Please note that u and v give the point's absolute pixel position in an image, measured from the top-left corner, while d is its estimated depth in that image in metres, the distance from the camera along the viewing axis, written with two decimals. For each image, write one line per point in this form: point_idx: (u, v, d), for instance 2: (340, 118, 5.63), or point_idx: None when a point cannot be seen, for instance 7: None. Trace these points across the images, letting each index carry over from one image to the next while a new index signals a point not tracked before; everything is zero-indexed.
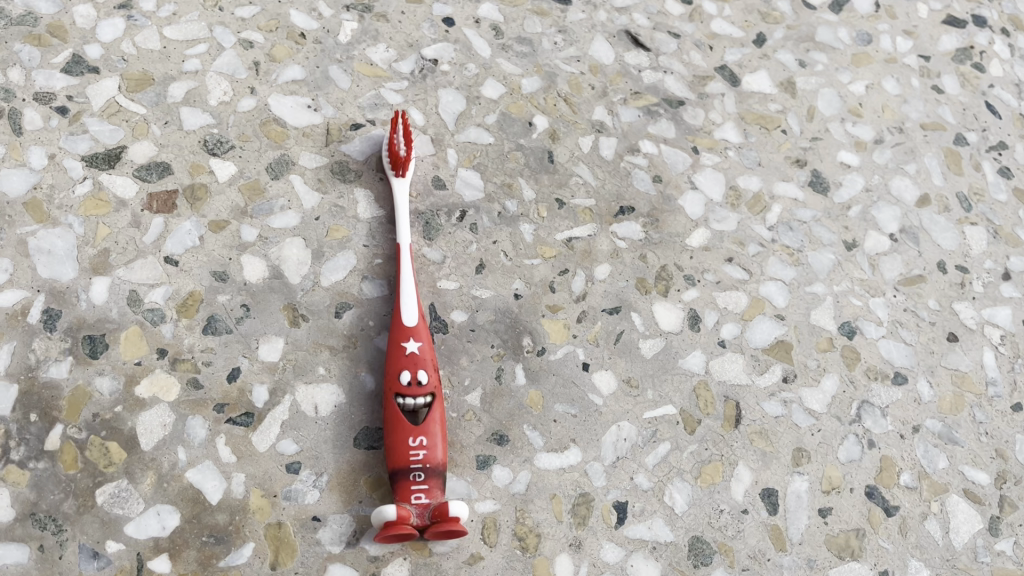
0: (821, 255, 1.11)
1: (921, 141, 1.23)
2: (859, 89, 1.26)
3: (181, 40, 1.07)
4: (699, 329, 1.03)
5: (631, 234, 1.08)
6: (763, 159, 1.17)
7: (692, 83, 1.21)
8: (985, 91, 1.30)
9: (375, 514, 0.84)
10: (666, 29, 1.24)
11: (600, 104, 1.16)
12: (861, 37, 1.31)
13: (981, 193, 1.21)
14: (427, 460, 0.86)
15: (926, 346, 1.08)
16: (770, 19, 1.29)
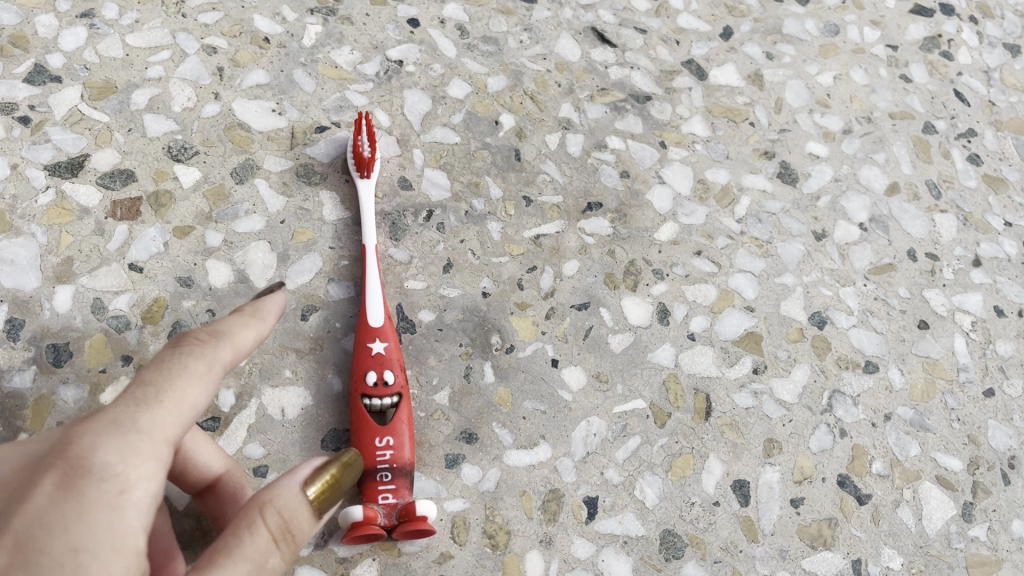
0: (790, 246, 1.11)
1: (890, 131, 1.23)
2: (827, 80, 1.26)
3: (144, 48, 1.07)
4: (668, 323, 1.03)
5: (599, 229, 1.08)
6: (731, 151, 1.17)
7: (659, 78, 1.21)
8: (953, 79, 1.30)
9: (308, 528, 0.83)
10: (632, 25, 1.24)
11: (567, 101, 1.16)
12: (828, 29, 1.31)
13: (951, 180, 1.21)
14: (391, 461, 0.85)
15: (897, 334, 1.08)
16: (736, 12, 1.29)
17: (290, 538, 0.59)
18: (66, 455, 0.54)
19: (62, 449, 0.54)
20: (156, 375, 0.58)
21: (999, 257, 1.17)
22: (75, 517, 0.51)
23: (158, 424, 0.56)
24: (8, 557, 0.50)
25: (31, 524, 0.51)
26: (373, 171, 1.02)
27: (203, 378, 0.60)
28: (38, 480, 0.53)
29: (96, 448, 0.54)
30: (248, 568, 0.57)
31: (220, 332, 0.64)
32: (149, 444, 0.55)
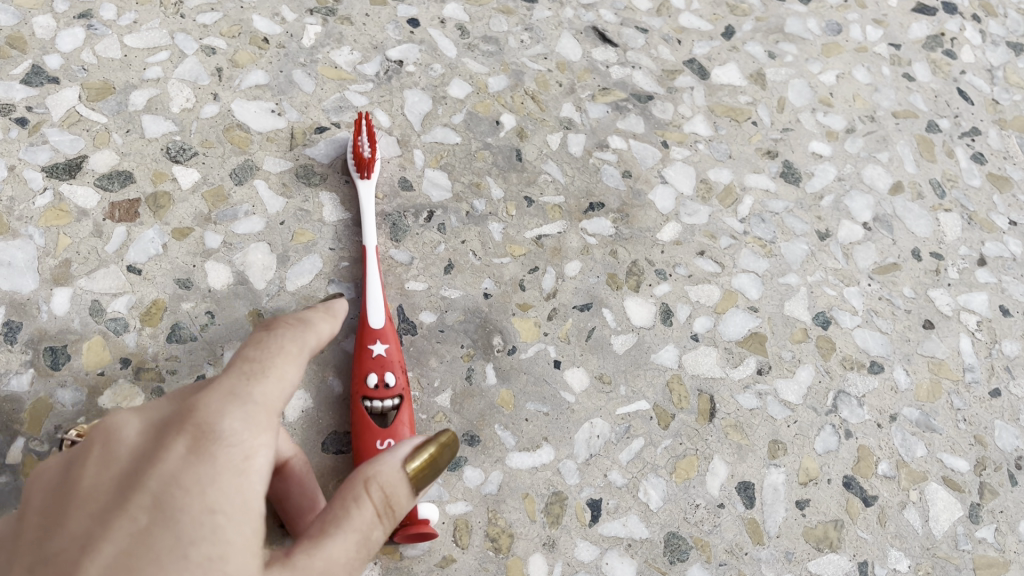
0: (793, 246, 1.10)
1: (893, 129, 1.22)
2: (830, 79, 1.25)
3: (142, 48, 1.06)
4: (672, 323, 1.02)
5: (601, 230, 1.07)
6: (733, 151, 1.16)
7: (660, 77, 1.20)
8: (957, 77, 1.30)
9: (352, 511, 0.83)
10: (633, 24, 1.24)
11: (568, 101, 1.15)
12: (830, 27, 1.30)
13: (955, 179, 1.20)
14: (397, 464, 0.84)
15: (902, 334, 1.07)
16: (738, 11, 1.28)
17: (392, 508, 0.57)
18: (192, 421, 0.54)
19: (184, 417, 0.55)
20: (258, 352, 0.59)
21: (1004, 256, 1.16)
22: (211, 479, 0.52)
23: (268, 396, 0.58)
24: (146, 516, 0.50)
25: (166, 484, 0.51)
26: (373, 171, 1.01)
27: (296, 358, 0.61)
28: (166, 444, 0.53)
29: (221, 417, 0.55)
30: (355, 540, 0.56)
31: (303, 320, 0.65)
32: (268, 419, 0.56)
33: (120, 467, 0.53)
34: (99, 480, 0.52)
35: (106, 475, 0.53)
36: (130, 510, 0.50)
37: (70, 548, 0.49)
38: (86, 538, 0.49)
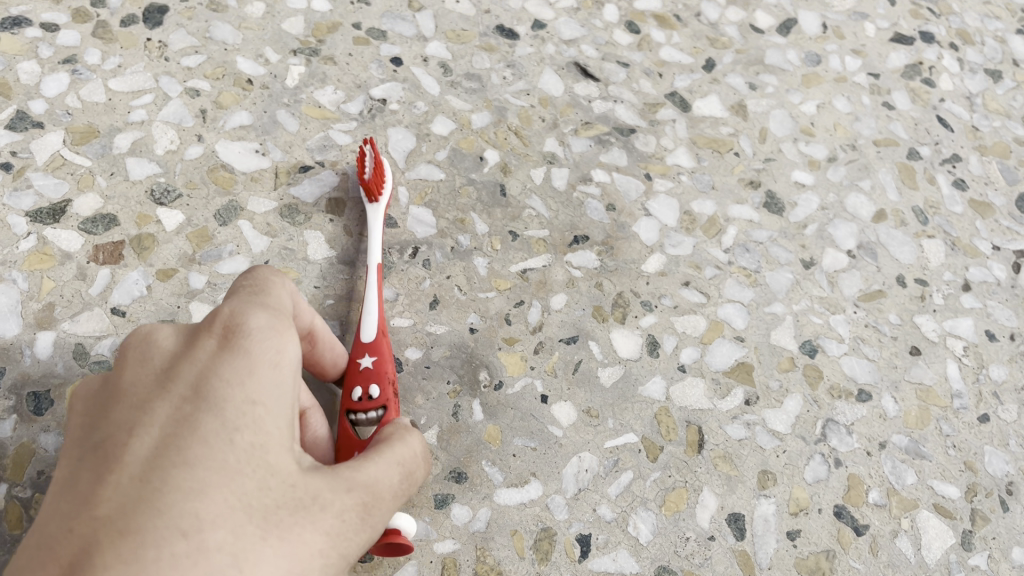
0: (778, 275, 1.11)
1: (875, 157, 1.23)
2: (810, 109, 1.26)
3: (127, 92, 1.07)
4: (658, 354, 1.02)
5: (586, 262, 1.07)
6: (716, 182, 1.17)
7: (642, 111, 1.21)
8: (936, 105, 1.31)
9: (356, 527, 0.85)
10: (615, 59, 1.25)
11: (551, 135, 1.16)
12: (810, 58, 1.32)
13: (937, 206, 1.20)
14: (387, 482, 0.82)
15: (889, 361, 1.07)
16: (718, 44, 1.30)
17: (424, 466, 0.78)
18: (221, 321, 0.68)
19: (214, 316, 0.68)
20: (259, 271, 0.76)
21: (989, 281, 1.16)
22: (249, 369, 0.64)
23: (277, 301, 0.73)
24: (189, 405, 0.60)
25: (205, 374, 0.63)
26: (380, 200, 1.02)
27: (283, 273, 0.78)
28: (200, 344, 0.66)
29: (249, 315, 0.68)
30: (395, 467, 0.71)
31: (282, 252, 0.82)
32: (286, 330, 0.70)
33: (156, 363, 0.64)
34: (138, 376, 0.63)
35: (146, 367, 0.64)
36: (173, 398, 0.61)
37: (116, 434, 0.58)
38: (132, 425, 0.59)
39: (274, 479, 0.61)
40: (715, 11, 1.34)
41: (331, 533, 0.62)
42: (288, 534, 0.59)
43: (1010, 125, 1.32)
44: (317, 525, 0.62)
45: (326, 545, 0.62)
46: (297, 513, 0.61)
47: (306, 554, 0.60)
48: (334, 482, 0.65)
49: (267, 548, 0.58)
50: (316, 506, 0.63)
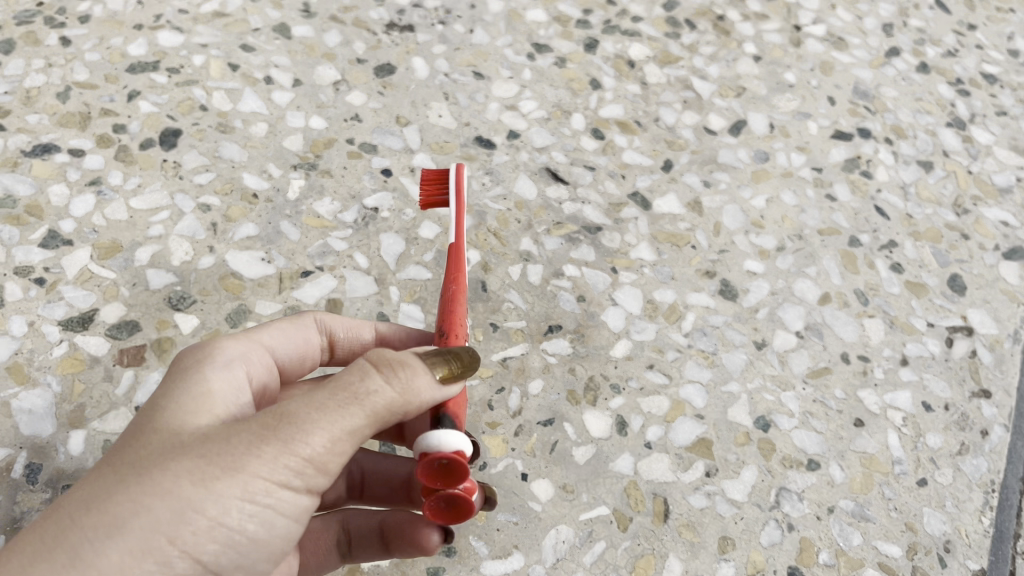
0: (733, 356, 1.23)
1: (819, 245, 1.36)
2: (760, 203, 1.40)
3: (146, 209, 1.20)
4: (626, 433, 1.13)
5: (560, 350, 1.19)
6: (675, 273, 1.30)
7: (608, 210, 1.35)
8: (874, 196, 1.44)
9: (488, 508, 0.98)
10: (582, 163, 1.39)
11: (526, 235, 1.30)
12: (758, 156, 1.46)
13: (876, 289, 1.33)
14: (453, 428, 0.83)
15: (836, 433, 1.18)
16: (675, 146, 1.44)
17: (403, 383, 0.77)
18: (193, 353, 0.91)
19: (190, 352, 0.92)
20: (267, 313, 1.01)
21: (924, 355, 1.27)
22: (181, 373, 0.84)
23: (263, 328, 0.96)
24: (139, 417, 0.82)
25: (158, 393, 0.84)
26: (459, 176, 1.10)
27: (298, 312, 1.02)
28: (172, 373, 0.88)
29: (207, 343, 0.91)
30: (331, 389, 0.75)
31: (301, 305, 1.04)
32: (245, 344, 0.91)
33: None
34: None
35: None
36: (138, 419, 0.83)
37: None
38: None
39: (159, 437, 0.76)
40: (672, 115, 1.48)
41: (208, 461, 0.72)
42: (151, 472, 0.72)
43: (941, 210, 1.45)
44: (194, 460, 0.73)
45: (195, 467, 0.72)
46: (167, 454, 0.74)
47: (168, 483, 0.71)
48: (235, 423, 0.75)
49: (123, 486, 0.72)
50: (199, 446, 0.74)
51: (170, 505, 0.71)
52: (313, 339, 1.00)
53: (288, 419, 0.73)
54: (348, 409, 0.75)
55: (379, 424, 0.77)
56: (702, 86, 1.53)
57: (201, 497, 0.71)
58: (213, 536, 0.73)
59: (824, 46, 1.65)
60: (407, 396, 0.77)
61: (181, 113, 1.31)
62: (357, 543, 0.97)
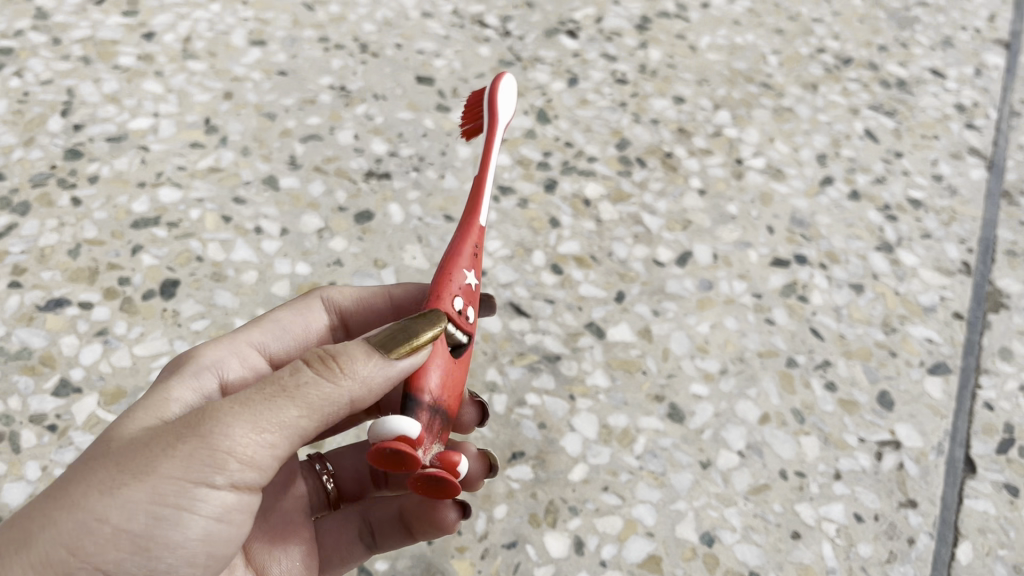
0: (680, 475, 1.35)
1: (759, 367, 1.50)
2: (705, 329, 1.54)
3: (147, 355, 1.34)
4: (583, 552, 1.26)
5: (523, 475, 1.32)
6: (628, 398, 1.43)
7: (566, 340, 1.49)
8: (810, 318, 1.59)
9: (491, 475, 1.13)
10: (543, 297, 1.54)
11: (492, 366, 1.44)
12: (703, 284, 1.61)
13: (811, 407, 1.46)
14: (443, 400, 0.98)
15: (774, 545, 1.30)
16: (627, 278, 1.60)
17: (335, 372, 0.93)
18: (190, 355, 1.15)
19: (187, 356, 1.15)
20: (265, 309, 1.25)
21: (856, 469, 1.40)
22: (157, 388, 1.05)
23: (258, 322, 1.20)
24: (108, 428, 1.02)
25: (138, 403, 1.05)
26: (500, 123, 1.19)
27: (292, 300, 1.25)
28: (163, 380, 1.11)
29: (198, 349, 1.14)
30: (259, 388, 0.93)
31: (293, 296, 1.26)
32: (230, 349, 1.14)
33: None
34: None
35: None
36: None
37: None
38: None
39: (95, 449, 0.95)
40: (623, 249, 1.64)
41: (128, 462, 0.91)
42: (72, 481, 0.91)
43: (871, 330, 1.59)
44: (112, 468, 0.91)
45: (114, 473, 0.90)
46: (96, 461, 0.92)
47: (81, 495, 0.89)
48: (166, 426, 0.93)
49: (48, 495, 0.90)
50: (123, 454, 0.92)
51: (77, 514, 0.89)
52: (315, 325, 1.22)
53: (212, 419, 0.91)
54: (274, 400, 0.92)
55: (305, 416, 0.93)
56: (651, 221, 1.70)
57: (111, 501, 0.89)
58: (121, 536, 0.90)
59: (764, 177, 1.81)
60: (334, 389, 0.93)
61: (179, 264, 1.46)
62: (379, 532, 1.15)
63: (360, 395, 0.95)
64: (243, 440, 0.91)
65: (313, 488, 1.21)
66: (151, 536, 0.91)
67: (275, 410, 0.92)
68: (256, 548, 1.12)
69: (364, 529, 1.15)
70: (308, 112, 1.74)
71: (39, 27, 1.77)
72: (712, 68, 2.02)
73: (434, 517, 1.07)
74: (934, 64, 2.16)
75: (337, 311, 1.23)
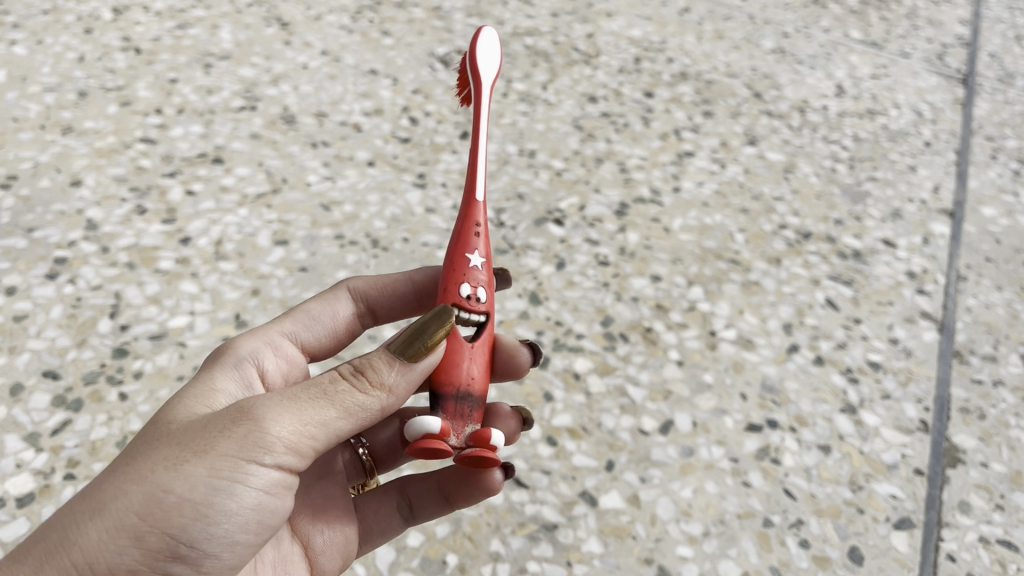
0: None
1: (738, 528, 1.65)
2: (688, 493, 1.70)
3: None
4: None
5: None
6: (620, 561, 1.58)
7: (562, 508, 1.65)
8: (783, 479, 1.75)
9: (524, 426, 1.50)
10: (540, 468, 1.71)
11: (495, 536, 1.59)
12: (684, 451, 1.78)
13: (788, 564, 1.60)
14: (467, 383, 1.24)
15: None
16: (615, 447, 1.77)
17: (365, 377, 1.14)
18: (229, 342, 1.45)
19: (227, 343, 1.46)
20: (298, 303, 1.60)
21: None
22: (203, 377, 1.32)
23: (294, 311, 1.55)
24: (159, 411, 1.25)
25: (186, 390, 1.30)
26: (483, 86, 1.42)
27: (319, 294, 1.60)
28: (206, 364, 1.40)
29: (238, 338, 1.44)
30: (304, 385, 1.14)
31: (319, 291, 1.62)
32: (266, 337, 1.47)
33: None
34: None
35: None
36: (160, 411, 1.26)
37: None
38: None
39: (154, 435, 1.16)
40: (611, 420, 1.82)
41: (188, 444, 1.12)
42: (138, 461, 1.12)
43: (840, 489, 1.75)
44: (175, 450, 1.12)
45: (176, 455, 1.11)
46: (159, 444, 1.14)
47: (148, 472, 1.11)
48: (221, 415, 1.14)
49: (117, 474, 1.12)
50: (182, 440, 1.13)
51: (145, 488, 1.10)
52: (340, 315, 1.58)
53: (262, 413, 1.11)
54: (314, 398, 1.12)
55: (342, 417, 1.14)
56: (635, 393, 1.89)
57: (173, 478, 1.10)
58: (183, 508, 1.11)
59: (735, 348, 2.02)
60: (369, 397, 1.15)
61: None
62: (415, 504, 1.46)
63: (386, 395, 1.16)
64: (289, 430, 1.11)
65: (351, 461, 1.53)
66: (207, 508, 1.12)
67: (319, 409, 1.13)
68: (301, 523, 1.42)
69: (402, 502, 1.46)
70: None
71: (90, 236, 2.02)
72: (685, 248, 2.27)
73: (479, 483, 1.38)
74: (886, 234, 2.40)
75: (360, 303, 1.60)
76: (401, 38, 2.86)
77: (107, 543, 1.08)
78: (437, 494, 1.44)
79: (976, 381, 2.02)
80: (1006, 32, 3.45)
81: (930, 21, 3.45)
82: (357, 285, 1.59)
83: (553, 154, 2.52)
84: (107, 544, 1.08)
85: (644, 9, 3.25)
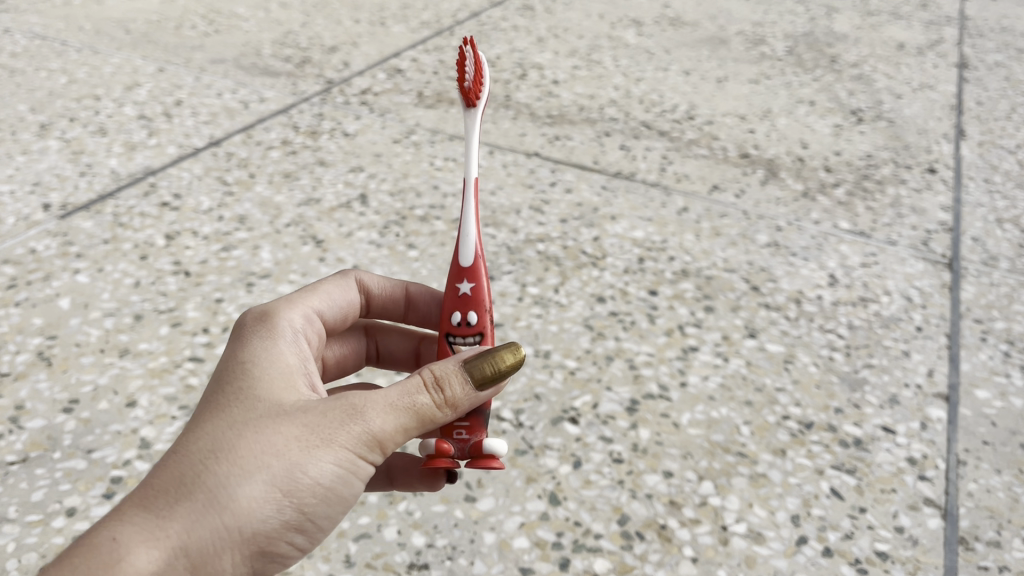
0: None
1: None
2: None
3: None
4: None
5: None
6: None
7: None
8: None
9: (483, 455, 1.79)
10: None
11: None
12: None
13: None
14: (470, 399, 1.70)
15: None
16: None
17: (445, 391, 1.56)
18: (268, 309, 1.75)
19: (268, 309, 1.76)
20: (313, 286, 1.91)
21: None
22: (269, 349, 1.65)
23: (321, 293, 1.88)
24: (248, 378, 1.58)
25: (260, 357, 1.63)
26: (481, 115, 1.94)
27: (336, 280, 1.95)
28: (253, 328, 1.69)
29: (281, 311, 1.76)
30: (401, 392, 1.55)
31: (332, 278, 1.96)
32: (300, 311, 1.80)
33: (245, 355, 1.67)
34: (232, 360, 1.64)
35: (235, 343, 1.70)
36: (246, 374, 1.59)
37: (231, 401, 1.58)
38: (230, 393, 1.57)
39: (272, 413, 1.53)
40: None
41: (313, 431, 1.51)
42: (269, 437, 1.49)
43: None
44: (303, 434, 1.51)
45: (304, 439, 1.51)
46: (285, 422, 1.51)
47: (283, 449, 1.49)
48: (336, 407, 1.53)
49: (252, 445, 1.48)
50: (306, 426, 1.51)
51: (282, 463, 1.49)
52: (352, 299, 1.97)
53: (372, 415, 1.53)
54: (410, 406, 1.55)
55: (425, 426, 1.57)
56: None
57: (302, 457, 1.50)
58: (305, 482, 1.51)
59: (746, 541, 2.12)
60: (448, 415, 1.58)
61: None
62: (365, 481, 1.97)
63: (455, 411, 1.58)
64: (390, 432, 1.54)
65: None
66: (320, 485, 1.53)
67: (412, 418, 1.55)
68: None
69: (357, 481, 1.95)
70: (359, 512, 2.14)
71: (143, 454, 2.20)
72: (694, 442, 2.41)
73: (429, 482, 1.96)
74: (884, 421, 2.53)
75: (365, 291, 2.01)
76: (425, 250, 3.14)
77: (252, 500, 1.47)
78: (384, 475, 1.96)
79: (982, 567, 2.10)
80: (987, 216, 3.69)
81: (914, 208, 3.71)
82: (364, 277, 2.00)
83: (566, 353, 2.72)
84: (252, 502, 1.47)
85: (646, 211, 3.54)
